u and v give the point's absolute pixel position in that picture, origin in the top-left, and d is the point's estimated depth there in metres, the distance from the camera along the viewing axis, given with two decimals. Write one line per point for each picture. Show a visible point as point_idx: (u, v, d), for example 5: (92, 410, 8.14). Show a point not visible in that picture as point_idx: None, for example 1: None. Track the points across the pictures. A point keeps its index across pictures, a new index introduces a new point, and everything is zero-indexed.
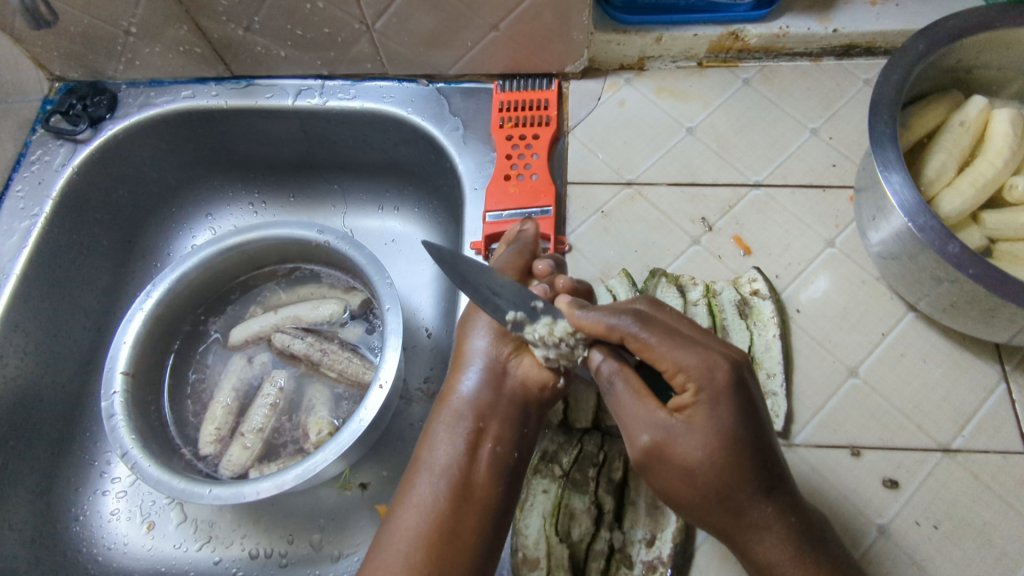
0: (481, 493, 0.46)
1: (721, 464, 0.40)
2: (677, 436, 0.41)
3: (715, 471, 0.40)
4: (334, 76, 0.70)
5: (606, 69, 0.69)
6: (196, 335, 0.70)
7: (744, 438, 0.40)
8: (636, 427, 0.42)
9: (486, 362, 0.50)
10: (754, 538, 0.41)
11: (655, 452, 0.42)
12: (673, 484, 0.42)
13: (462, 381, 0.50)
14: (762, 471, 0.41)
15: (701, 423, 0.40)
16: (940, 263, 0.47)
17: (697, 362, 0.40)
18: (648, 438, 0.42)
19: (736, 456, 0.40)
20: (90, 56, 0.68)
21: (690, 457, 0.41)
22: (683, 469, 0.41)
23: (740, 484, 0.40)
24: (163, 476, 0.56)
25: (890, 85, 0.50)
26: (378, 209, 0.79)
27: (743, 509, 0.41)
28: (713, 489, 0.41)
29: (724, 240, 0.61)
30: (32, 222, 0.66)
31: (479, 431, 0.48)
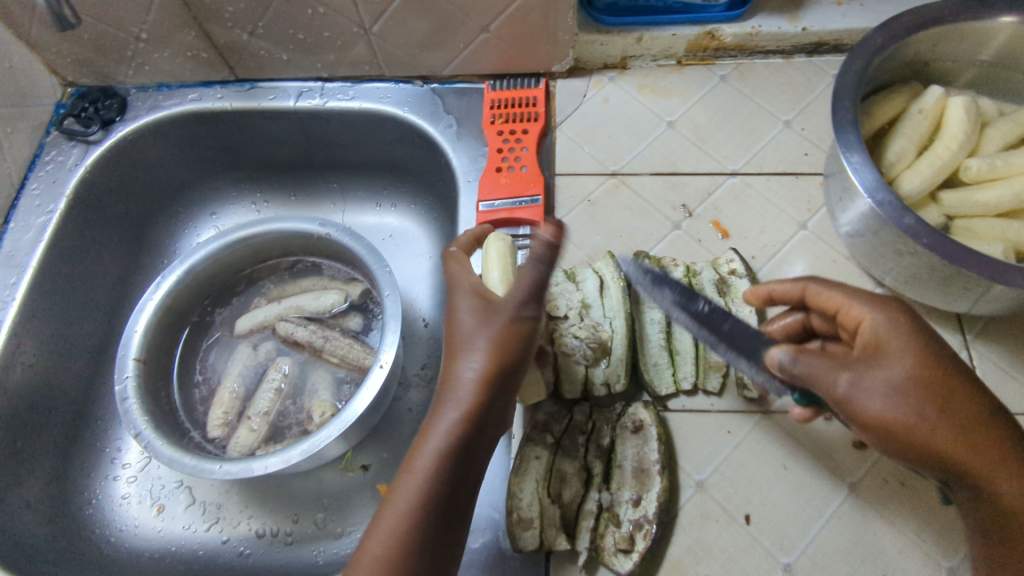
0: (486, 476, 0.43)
1: (935, 383, 0.39)
2: (888, 360, 0.39)
3: (931, 389, 0.39)
4: (333, 78, 0.74)
5: (591, 69, 0.73)
6: (203, 325, 0.74)
7: (945, 354, 0.40)
8: (830, 371, 0.40)
9: (489, 350, 0.42)
10: (988, 476, 0.38)
11: (862, 391, 0.39)
12: (898, 429, 0.39)
13: (463, 365, 0.43)
14: (975, 396, 0.39)
15: (900, 341, 0.40)
16: (899, 236, 0.51)
17: (866, 296, 0.44)
18: (850, 376, 0.40)
19: (941, 370, 0.39)
20: (101, 61, 0.71)
21: (906, 375, 0.39)
22: (902, 392, 0.39)
23: (956, 397, 0.39)
24: (175, 453, 0.59)
25: (851, 75, 0.54)
26: (376, 205, 0.82)
27: (975, 436, 0.38)
28: (933, 409, 0.38)
29: (703, 225, 0.65)
30: (47, 218, 0.69)
31: (485, 423, 0.42)
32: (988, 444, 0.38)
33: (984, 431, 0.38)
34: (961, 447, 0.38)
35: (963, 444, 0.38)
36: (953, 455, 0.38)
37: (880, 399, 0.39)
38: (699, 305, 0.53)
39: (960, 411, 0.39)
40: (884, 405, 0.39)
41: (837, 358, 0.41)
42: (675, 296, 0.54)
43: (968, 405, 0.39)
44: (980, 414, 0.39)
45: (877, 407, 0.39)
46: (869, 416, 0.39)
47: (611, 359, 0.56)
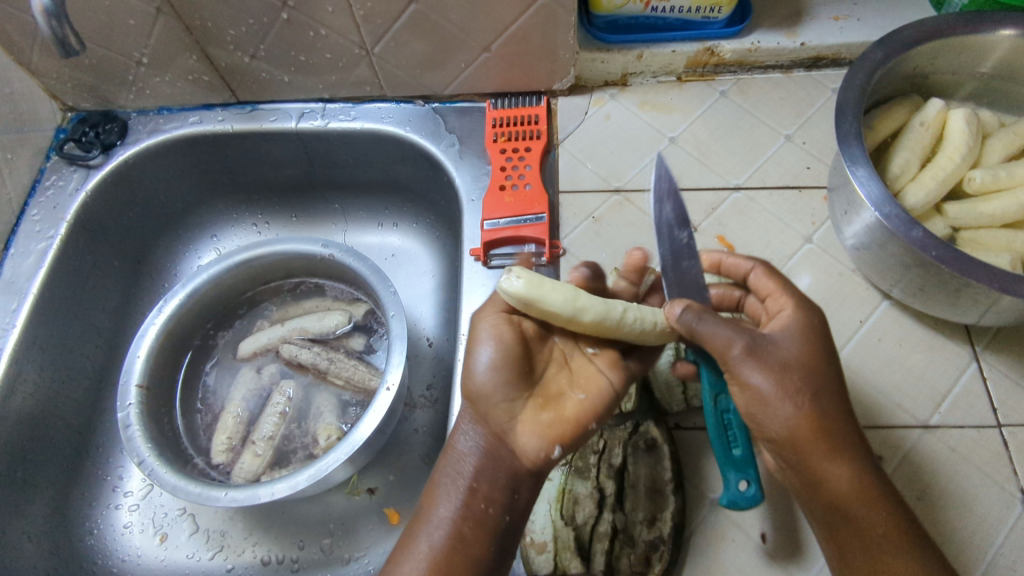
0: (474, 548, 0.46)
1: (813, 372, 0.44)
2: (775, 344, 0.45)
3: (809, 377, 0.44)
4: (334, 99, 0.74)
5: (592, 86, 0.74)
6: (205, 349, 0.73)
7: (829, 354, 0.46)
8: (726, 338, 0.44)
9: (481, 425, 0.49)
10: (832, 459, 0.44)
11: (753, 358, 0.44)
12: (779, 400, 0.43)
13: (459, 438, 0.50)
14: (840, 392, 0.45)
15: (793, 333, 0.46)
16: (908, 249, 0.51)
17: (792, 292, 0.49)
18: (743, 346, 0.44)
19: (822, 364, 0.45)
20: (102, 86, 0.71)
21: (788, 356, 0.44)
22: (780, 370, 0.44)
23: (826, 389, 0.44)
24: (179, 481, 0.58)
25: (854, 89, 0.55)
26: (378, 225, 0.82)
27: (830, 426, 0.44)
28: (807, 393, 0.44)
29: (709, 240, 0.65)
30: (47, 244, 0.68)
31: (480, 490, 0.47)
32: (840, 432, 0.44)
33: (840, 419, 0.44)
34: (820, 435, 0.43)
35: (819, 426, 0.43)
36: (805, 436, 0.43)
37: (764, 368, 0.44)
38: (682, 234, 0.52)
39: (829, 405, 0.44)
40: (769, 382, 0.43)
41: (737, 327, 0.45)
42: (672, 216, 0.52)
43: (837, 402, 0.45)
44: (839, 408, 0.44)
45: (765, 375, 0.43)
46: (754, 382, 0.44)
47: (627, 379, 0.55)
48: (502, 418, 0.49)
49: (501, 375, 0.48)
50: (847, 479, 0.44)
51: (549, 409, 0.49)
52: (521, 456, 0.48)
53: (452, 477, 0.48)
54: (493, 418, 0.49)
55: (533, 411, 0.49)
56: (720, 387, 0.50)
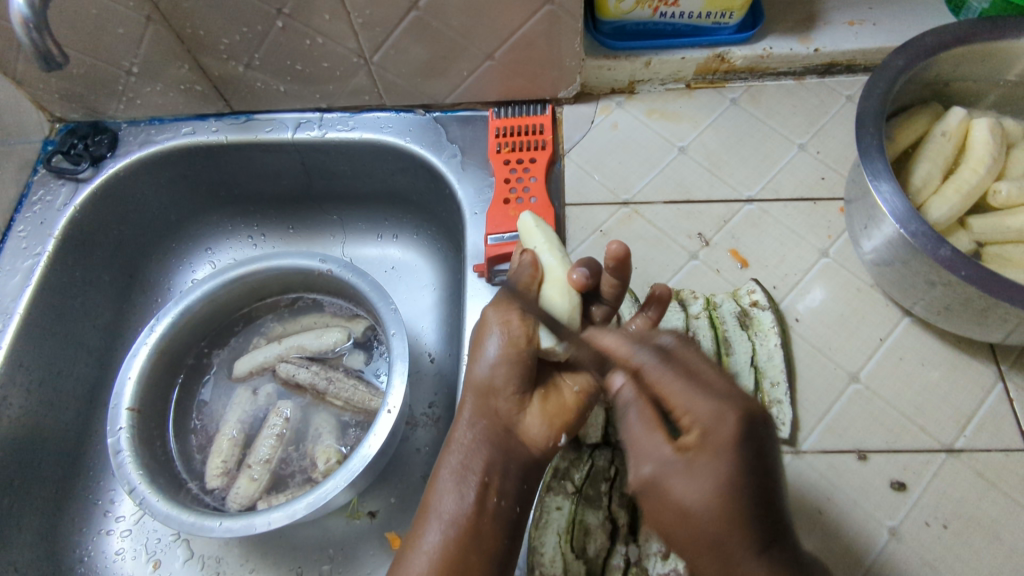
0: (486, 542, 0.46)
1: (720, 519, 0.37)
2: (676, 479, 0.40)
3: (716, 527, 0.37)
4: (332, 109, 0.72)
5: (598, 94, 0.71)
6: (199, 368, 0.71)
7: (738, 500, 0.37)
8: (639, 459, 0.42)
9: (489, 416, 0.49)
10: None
11: (654, 490, 0.41)
12: (676, 539, 0.40)
13: (461, 428, 0.49)
14: (763, 545, 0.37)
15: (703, 466, 0.39)
16: (933, 267, 0.48)
17: (705, 407, 0.40)
18: (647, 472, 0.41)
19: (739, 510, 0.37)
20: (90, 96, 0.69)
21: (692, 499, 0.39)
22: (680, 511, 0.39)
23: (728, 537, 0.37)
24: (172, 510, 0.56)
25: (874, 99, 0.52)
26: (377, 237, 0.80)
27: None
28: (703, 536, 0.38)
29: (721, 254, 0.62)
30: (34, 261, 0.66)
31: (492, 481, 0.47)
32: None
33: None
34: None
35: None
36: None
37: (664, 501, 0.40)
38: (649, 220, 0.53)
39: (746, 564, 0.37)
40: (662, 518, 0.40)
41: (651, 448, 0.42)
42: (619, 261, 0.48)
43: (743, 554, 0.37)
44: (767, 562, 0.36)
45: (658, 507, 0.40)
46: (652, 512, 0.41)
47: None
48: (510, 412, 0.49)
49: (510, 368, 0.48)
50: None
51: (551, 399, 0.50)
52: (529, 445, 0.49)
53: (458, 474, 0.48)
54: (502, 411, 0.49)
55: (539, 402, 0.50)
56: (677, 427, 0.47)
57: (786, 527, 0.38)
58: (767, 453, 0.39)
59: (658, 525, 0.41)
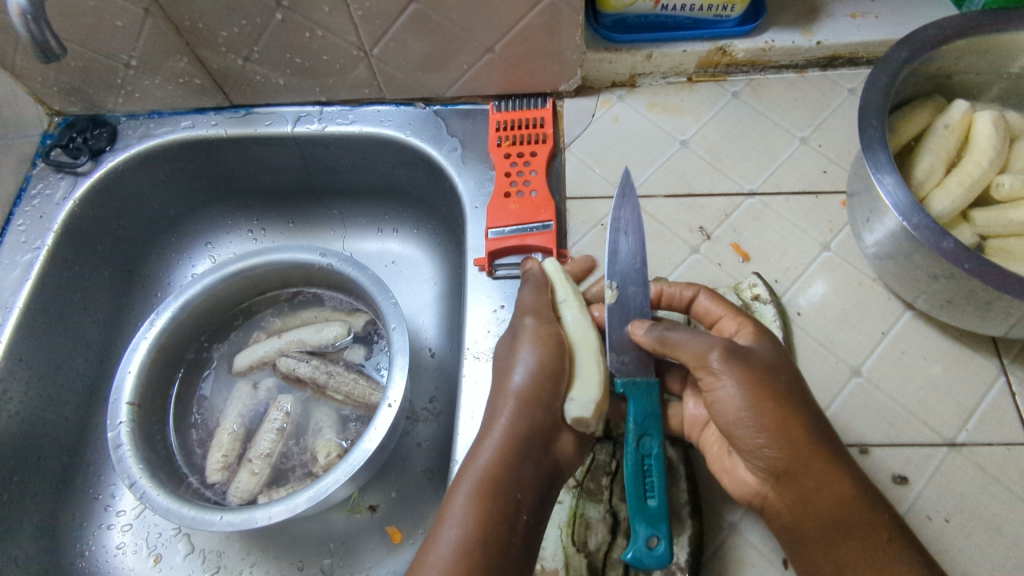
0: (511, 561, 0.43)
1: (788, 378, 0.45)
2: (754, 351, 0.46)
3: (790, 387, 0.45)
4: (331, 102, 0.71)
5: (599, 87, 0.71)
6: (199, 362, 0.70)
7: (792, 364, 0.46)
8: (704, 348, 0.45)
9: (528, 428, 0.47)
10: (815, 466, 0.43)
11: (732, 364, 0.44)
12: (762, 411, 0.43)
13: (499, 438, 0.47)
14: (807, 402, 0.45)
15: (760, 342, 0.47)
16: (936, 261, 0.48)
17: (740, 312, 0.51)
18: (716, 356, 0.44)
19: (794, 378, 0.46)
20: (89, 89, 0.68)
21: (768, 364, 0.45)
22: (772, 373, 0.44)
23: (795, 391, 0.44)
24: (172, 504, 0.56)
25: (877, 92, 0.52)
26: (378, 231, 0.79)
27: (813, 429, 0.44)
28: (790, 394, 0.44)
29: (722, 248, 0.62)
30: (33, 255, 0.66)
31: (522, 494, 0.45)
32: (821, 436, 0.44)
33: (811, 430, 0.44)
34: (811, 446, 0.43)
35: (795, 431, 0.43)
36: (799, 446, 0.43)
37: (743, 373, 0.43)
38: (635, 262, 0.52)
39: (808, 417, 0.44)
40: (749, 393, 0.43)
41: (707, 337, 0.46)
42: (627, 245, 0.53)
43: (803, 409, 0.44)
44: (809, 413, 0.44)
45: (745, 381, 0.43)
46: (730, 387, 0.43)
47: None
48: (546, 424, 0.48)
49: (553, 385, 0.48)
50: (832, 490, 0.43)
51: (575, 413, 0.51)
52: (560, 462, 0.48)
53: (485, 484, 0.45)
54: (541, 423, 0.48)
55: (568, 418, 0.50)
56: (646, 427, 0.49)
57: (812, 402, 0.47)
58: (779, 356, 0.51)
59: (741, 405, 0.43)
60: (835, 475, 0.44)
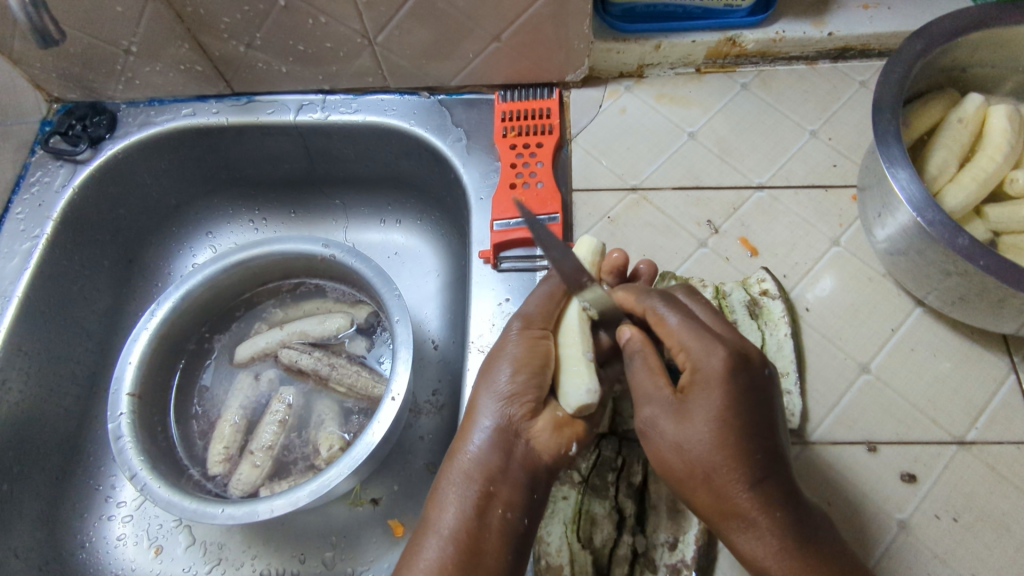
0: (491, 560, 0.43)
1: (714, 441, 0.41)
2: (671, 413, 0.43)
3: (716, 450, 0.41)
4: (335, 91, 0.70)
5: (606, 78, 0.70)
6: (200, 353, 0.70)
7: (729, 421, 0.41)
8: (638, 401, 0.45)
9: (499, 423, 0.46)
10: (739, 529, 0.41)
11: (649, 427, 0.44)
12: (671, 474, 0.43)
13: (473, 440, 0.46)
14: (741, 467, 0.41)
15: (699, 400, 0.42)
16: (949, 257, 0.47)
17: (699, 338, 0.43)
18: (641, 412, 0.45)
19: (730, 438, 0.41)
20: (88, 76, 0.67)
21: (692, 428, 0.42)
22: (683, 442, 0.42)
23: (720, 462, 0.41)
24: (173, 496, 0.55)
25: (891, 84, 0.51)
26: (381, 222, 0.78)
27: (736, 501, 0.41)
28: (703, 464, 0.41)
29: (731, 242, 0.61)
30: (33, 244, 0.65)
31: (497, 490, 0.45)
32: (748, 508, 0.41)
33: (728, 501, 0.41)
34: (729, 517, 0.41)
35: (713, 495, 0.41)
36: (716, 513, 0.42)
37: (656, 437, 0.44)
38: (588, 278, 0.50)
39: (738, 479, 0.41)
40: (658, 455, 0.44)
41: (647, 385, 0.45)
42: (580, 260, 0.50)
43: (726, 478, 0.41)
44: (739, 482, 0.41)
45: (654, 448, 0.44)
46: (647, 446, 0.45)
47: None
48: (520, 416, 0.47)
49: (527, 379, 0.47)
50: (761, 554, 0.40)
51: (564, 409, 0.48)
52: (541, 453, 0.46)
53: (462, 484, 0.45)
54: (512, 419, 0.46)
55: (549, 411, 0.48)
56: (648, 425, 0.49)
57: (775, 453, 0.42)
58: (763, 387, 0.43)
59: (658, 465, 0.44)
60: (765, 541, 0.40)
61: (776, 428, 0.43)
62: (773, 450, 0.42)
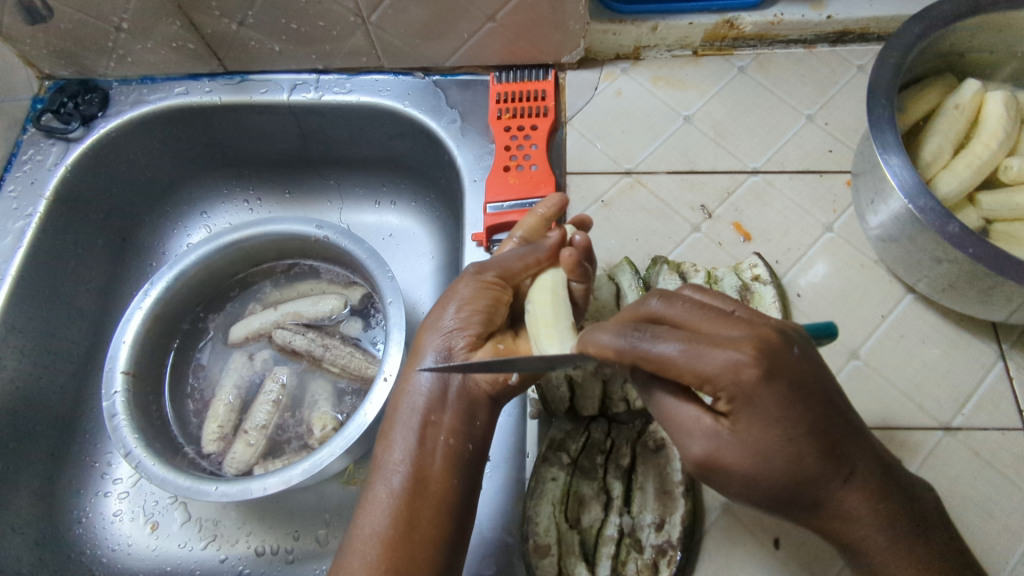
0: (436, 485, 0.46)
1: (783, 465, 0.37)
2: (726, 447, 0.37)
3: (784, 477, 0.37)
4: (328, 70, 0.70)
5: (603, 60, 0.69)
6: (195, 333, 0.70)
7: (797, 429, 0.36)
8: (686, 441, 0.39)
9: (438, 354, 0.48)
10: (840, 520, 0.39)
11: (711, 468, 0.39)
12: (742, 494, 0.39)
13: (415, 373, 0.49)
14: (828, 461, 0.37)
15: (750, 432, 0.36)
16: (940, 244, 0.47)
17: (724, 368, 0.34)
18: (695, 453, 0.39)
19: (796, 455, 0.36)
20: (80, 53, 0.67)
21: (756, 455, 0.37)
22: (746, 476, 0.38)
23: (806, 472, 0.37)
24: (167, 474, 0.56)
25: (887, 69, 0.51)
26: (375, 203, 0.78)
27: (822, 495, 0.38)
28: (784, 483, 0.37)
29: (724, 227, 0.61)
30: (26, 222, 0.65)
31: (437, 419, 0.47)
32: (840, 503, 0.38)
33: (815, 499, 0.38)
34: (817, 510, 0.39)
35: (804, 506, 0.39)
36: (804, 512, 0.39)
37: (727, 474, 0.38)
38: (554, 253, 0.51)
39: (827, 484, 0.38)
40: (727, 487, 0.40)
41: (684, 419, 0.39)
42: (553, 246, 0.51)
43: (805, 476, 0.37)
44: (826, 479, 0.37)
45: (728, 487, 0.39)
46: (714, 479, 0.40)
47: (635, 377, 0.54)
48: (460, 349, 0.48)
49: (471, 312, 0.49)
50: (862, 539, 0.39)
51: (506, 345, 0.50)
52: (481, 381, 0.48)
53: (404, 417, 0.47)
54: (450, 351, 0.48)
55: (491, 344, 0.49)
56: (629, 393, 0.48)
57: (847, 439, 0.38)
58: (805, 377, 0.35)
59: (723, 490, 0.40)
60: (868, 530, 0.39)
61: (833, 409, 0.37)
62: (846, 436, 0.37)
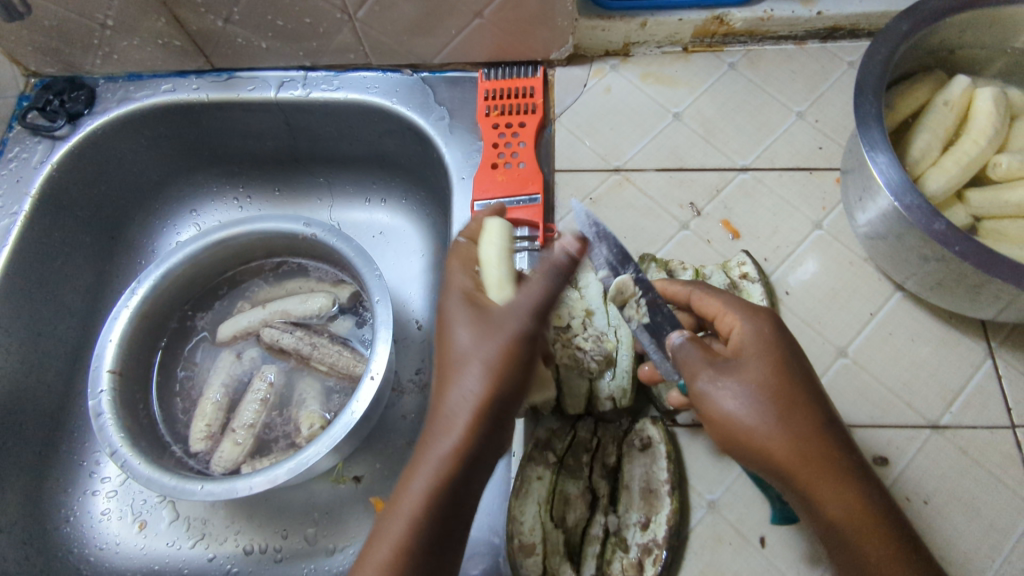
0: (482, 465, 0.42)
1: (799, 391, 0.41)
2: (741, 363, 0.42)
3: (785, 400, 0.41)
4: (316, 67, 0.70)
5: (592, 56, 0.69)
6: (183, 332, 0.70)
7: (796, 363, 0.42)
8: (694, 365, 0.43)
9: None
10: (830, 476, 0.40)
11: (718, 386, 0.41)
12: (743, 424, 0.41)
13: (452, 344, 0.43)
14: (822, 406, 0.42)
15: (752, 347, 0.43)
16: (926, 242, 0.47)
17: (747, 305, 0.46)
18: (705, 372, 0.42)
19: (792, 377, 0.42)
20: (66, 50, 0.66)
21: (759, 373, 0.41)
22: (752, 394, 0.41)
23: (808, 406, 0.41)
24: (153, 473, 0.56)
25: (875, 65, 0.50)
26: (365, 201, 0.78)
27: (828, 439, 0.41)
28: (790, 413, 0.41)
29: (713, 225, 0.61)
30: (11, 221, 0.64)
31: None
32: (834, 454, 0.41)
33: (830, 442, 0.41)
34: (806, 458, 0.40)
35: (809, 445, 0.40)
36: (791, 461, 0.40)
37: (729, 393, 0.41)
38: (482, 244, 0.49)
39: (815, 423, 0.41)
40: (733, 413, 0.41)
41: (699, 344, 0.44)
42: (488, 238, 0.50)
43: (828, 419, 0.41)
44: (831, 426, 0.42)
45: (732, 410, 0.41)
46: (720, 409, 0.41)
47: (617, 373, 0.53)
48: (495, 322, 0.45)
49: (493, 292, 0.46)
50: (849, 501, 0.40)
51: None
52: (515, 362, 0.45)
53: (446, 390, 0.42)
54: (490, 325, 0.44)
55: None
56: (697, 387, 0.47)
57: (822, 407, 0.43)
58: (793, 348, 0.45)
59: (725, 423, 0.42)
60: (847, 485, 0.40)
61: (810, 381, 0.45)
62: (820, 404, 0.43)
